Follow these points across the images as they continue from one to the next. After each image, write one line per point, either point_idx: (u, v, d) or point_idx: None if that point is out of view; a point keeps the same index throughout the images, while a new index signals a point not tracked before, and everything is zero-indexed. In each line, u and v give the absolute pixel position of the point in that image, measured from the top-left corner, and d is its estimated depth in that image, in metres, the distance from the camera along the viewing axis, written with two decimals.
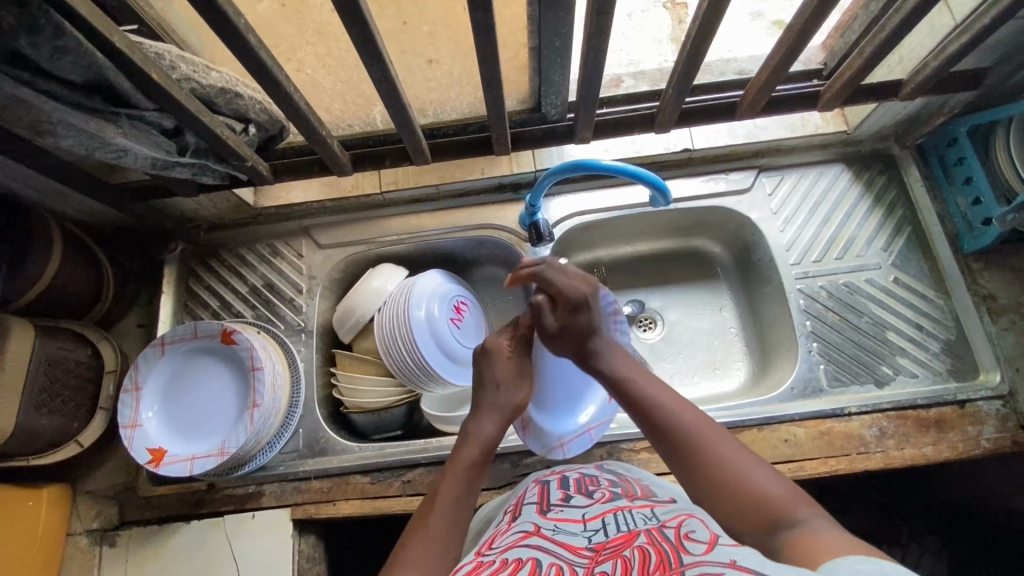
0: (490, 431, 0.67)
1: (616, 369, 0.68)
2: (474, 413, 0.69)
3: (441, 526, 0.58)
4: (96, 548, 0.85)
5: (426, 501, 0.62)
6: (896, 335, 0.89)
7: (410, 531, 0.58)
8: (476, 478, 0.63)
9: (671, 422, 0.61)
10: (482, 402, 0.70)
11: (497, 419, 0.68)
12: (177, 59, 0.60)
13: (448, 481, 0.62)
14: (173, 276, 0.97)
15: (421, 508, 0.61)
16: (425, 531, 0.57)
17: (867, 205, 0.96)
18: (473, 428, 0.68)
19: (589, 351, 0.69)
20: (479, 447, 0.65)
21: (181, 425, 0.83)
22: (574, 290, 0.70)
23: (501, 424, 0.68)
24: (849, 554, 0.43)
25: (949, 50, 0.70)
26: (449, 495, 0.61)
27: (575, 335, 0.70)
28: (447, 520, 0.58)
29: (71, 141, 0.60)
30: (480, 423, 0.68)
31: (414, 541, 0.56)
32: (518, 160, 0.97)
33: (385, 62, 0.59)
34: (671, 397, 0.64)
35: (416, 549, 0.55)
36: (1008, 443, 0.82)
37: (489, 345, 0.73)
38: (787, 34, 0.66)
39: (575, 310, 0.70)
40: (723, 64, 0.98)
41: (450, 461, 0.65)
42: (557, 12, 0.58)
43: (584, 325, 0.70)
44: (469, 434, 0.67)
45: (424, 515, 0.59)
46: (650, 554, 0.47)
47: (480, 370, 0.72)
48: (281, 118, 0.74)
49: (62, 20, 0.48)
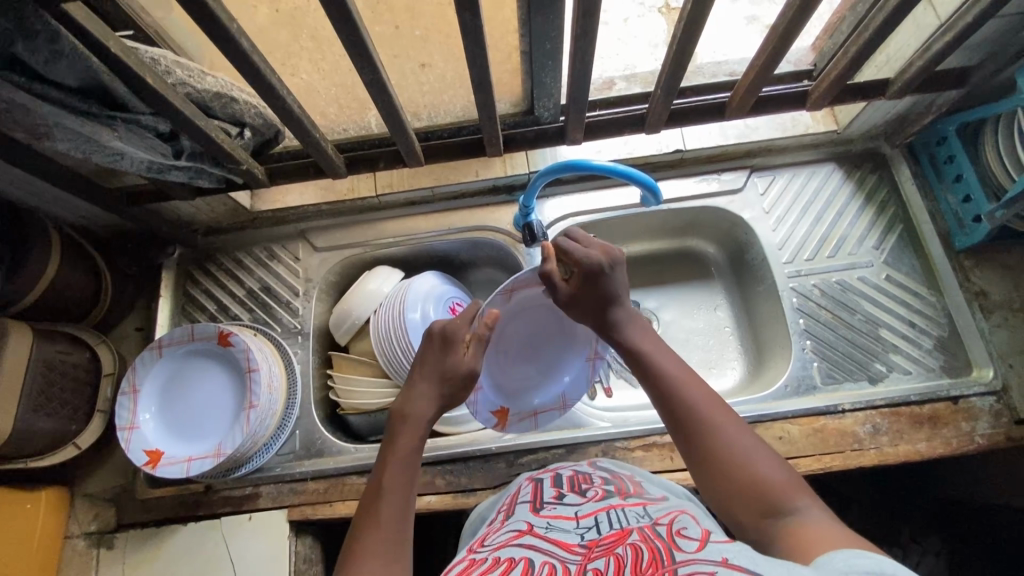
0: (426, 412, 0.64)
1: (635, 338, 0.68)
2: (410, 392, 0.65)
3: (393, 515, 0.56)
4: (93, 551, 0.86)
5: (370, 490, 0.59)
6: (889, 332, 0.90)
7: (361, 522, 0.56)
8: (418, 459, 0.62)
9: (681, 401, 0.61)
10: (421, 384, 0.66)
11: (433, 400, 0.65)
12: (173, 64, 0.61)
13: (394, 465, 0.60)
14: (171, 280, 0.99)
15: (366, 498, 0.58)
16: (376, 524, 0.55)
17: (858, 204, 0.96)
18: (407, 407, 0.64)
19: (610, 320, 0.69)
20: (417, 432, 0.63)
21: (176, 426, 0.84)
22: (589, 259, 0.68)
23: (440, 405, 0.66)
24: (845, 546, 0.45)
25: (933, 48, 0.71)
26: (395, 482, 0.58)
27: (598, 300, 0.69)
28: (399, 509, 0.57)
29: (68, 145, 0.61)
30: (418, 406, 0.64)
31: (367, 534, 0.54)
32: (512, 161, 0.98)
33: (376, 64, 0.60)
34: (686, 376, 0.63)
35: (371, 544, 0.53)
36: (1003, 439, 0.82)
37: (451, 334, 0.67)
38: (772, 34, 0.67)
39: (589, 279, 0.68)
40: (715, 66, 1.00)
41: (389, 445, 0.62)
42: (546, 15, 0.59)
43: (598, 296, 0.69)
44: (407, 416, 0.63)
45: (373, 506, 0.57)
46: (642, 552, 0.47)
47: (434, 360, 0.67)
48: (277, 122, 0.75)
49: (58, 26, 0.49)
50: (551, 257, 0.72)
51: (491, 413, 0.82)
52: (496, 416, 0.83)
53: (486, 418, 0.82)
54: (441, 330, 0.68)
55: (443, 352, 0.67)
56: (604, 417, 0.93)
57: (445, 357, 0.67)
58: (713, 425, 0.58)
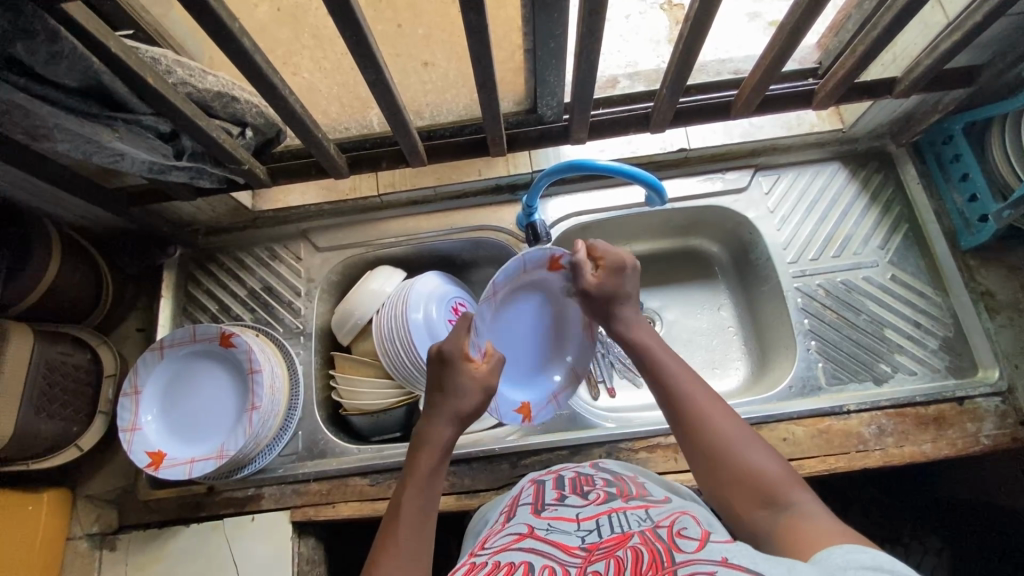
0: (446, 434, 0.64)
1: (638, 334, 0.67)
2: (427, 416, 0.65)
3: (413, 539, 0.55)
4: (95, 552, 0.86)
5: (390, 512, 0.59)
6: (894, 333, 0.89)
7: (381, 545, 0.56)
8: (437, 481, 0.61)
9: (678, 394, 0.60)
10: (437, 408, 0.65)
11: (451, 423, 0.65)
12: (173, 64, 0.61)
13: (412, 488, 0.59)
14: (173, 279, 0.98)
15: (387, 515, 0.59)
16: (397, 546, 0.55)
17: (863, 204, 0.96)
18: (427, 431, 0.64)
19: (616, 315, 0.69)
20: (437, 454, 0.62)
21: (181, 432, 0.83)
22: (617, 256, 0.70)
23: (457, 425, 0.65)
24: (843, 543, 0.44)
25: (942, 47, 0.71)
26: (414, 501, 0.59)
27: (612, 296, 0.70)
28: (417, 534, 0.56)
29: (68, 146, 0.60)
30: (435, 427, 0.64)
31: (388, 555, 0.54)
32: (515, 161, 0.97)
33: (378, 64, 0.59)
34: (685, 368, 0.63)
35: (391, 566, 0.53)
36: (1008, 439, 0.81)
37: (450, 352, 0.67)
38: (779, 33, 0.66)
39: (614, 274, 0.70)
40: (718, 64, 0.99)
41: (410, 468, 0.62)
42: (551, 13, 0.58)
43: (615, 293, 0.70)
44: (423, 439, 0.64)
45: (392, 529, 0.56)
46: (642, 554, 0.46)
47: (439, 377, 0.67)
48: (278, 122, 0.75)
49: (58, 26, 0.48)
50: (580, 251, 0.74)
51: (513, 411, 0.86)
52: (520, 411, 0.86)
53: (511, 416, 0.85)
54: (437, 348, 0.68)
55: (450, 368, 0.67)
56: (608, 418, 0.91)
57: (465, 374, 0.67)
58: (708, 416, 0.58)
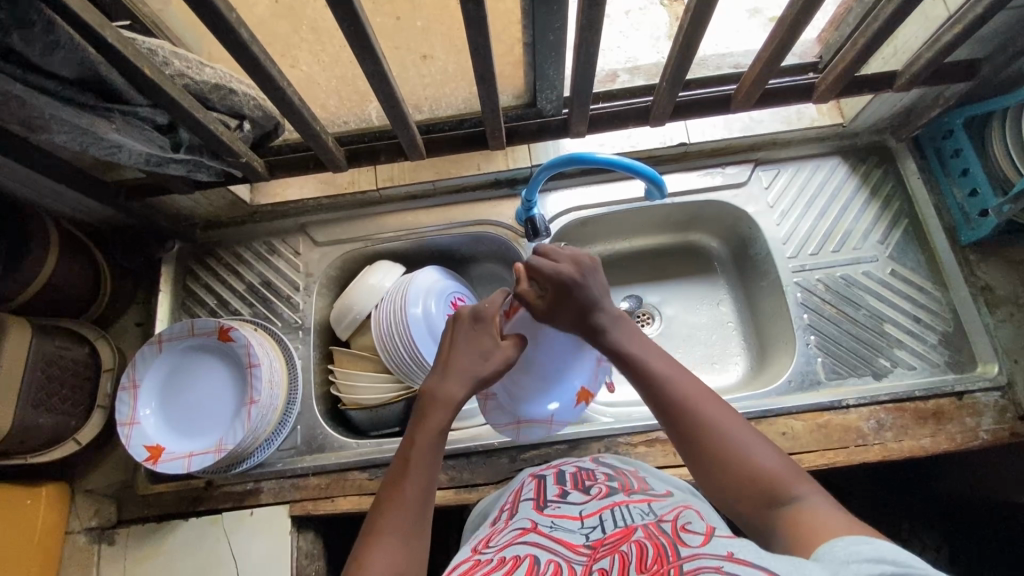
0: (457, 394, 0.61)
1: (621, 340, 0.64)
2: (442, 371, 0.63)
3: (411, 504, 0.55)
4: (94, 546, 0.85)
5: (395, 471, 0.58)
6: (893, 328, 0.89)
7: (379, 509, 0.55)
8: (443, 442, 0.59)
9: (671, 399, 0.59)
10: (455, 366, 0.63)
11: (465, 382, 0.62)
12: (171, 55, 0.60)
13: (418, 447, 0.58)
14: (171, 274, 0.98)
15: (388, 477, 0.58)
16: (394, 510, 0.55)
17: (863, 199, 0.95)
18: (440, 389, 0.61)
19: (593, 327, 0.65)
20: (447, 414, 0.60)
21: (180, 421, 0.83)
22: (561, 273, 0.65)
23: (471, 388, 0.62)
24: (849, 535, 0.45)
25: (943, 40, 0.70)
26: (420, 465, 0.57)
27: (579, 307, 0.65)
28: (417, 499, 0.55)
29: (65, 138, 0.60)
30: (448, 385, 0.61)
31: (385, 521, 0.54)
32: (514, 156, 0.97)
33: (377, 55, 0.59)
34: (675, 369, 0.61)
35: (388, 536, 0.53)
36: (1007, 434, 0.81)
37: (482, 311, 0.66)
38: (778, 27, 0.66)
39: (564, 291, 0.65)
40: (718, 59, 0.99)
41: (419, 424, 0.60)
42: (550, 4, 0.58)
43: (577, 305, 0.65)
44: (434, 395, 0.61)
45: (392, 492, 0.56)
46: (647, 549, 0.46)
47: (462, 336, 0.65)
48: (277, 115, 0.75)
49: (54, 16, 0.48)
50: (522, 278, 0.68)
51: (573, 405, 0.81)
52: (583, 399, 0.80)
53: (575, 410, 0.81)
54: (469, 311, 0.67)
55: (475, 329, 0.65)
56: (605, 412, 0.92)
57: (486, 339, 0.64)
58: (703, 416, 0.57)
